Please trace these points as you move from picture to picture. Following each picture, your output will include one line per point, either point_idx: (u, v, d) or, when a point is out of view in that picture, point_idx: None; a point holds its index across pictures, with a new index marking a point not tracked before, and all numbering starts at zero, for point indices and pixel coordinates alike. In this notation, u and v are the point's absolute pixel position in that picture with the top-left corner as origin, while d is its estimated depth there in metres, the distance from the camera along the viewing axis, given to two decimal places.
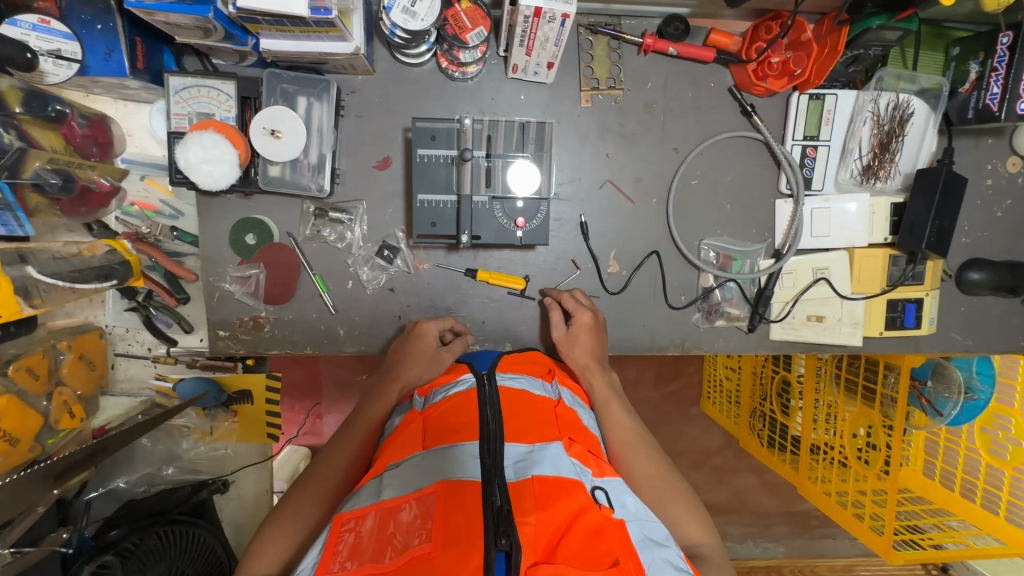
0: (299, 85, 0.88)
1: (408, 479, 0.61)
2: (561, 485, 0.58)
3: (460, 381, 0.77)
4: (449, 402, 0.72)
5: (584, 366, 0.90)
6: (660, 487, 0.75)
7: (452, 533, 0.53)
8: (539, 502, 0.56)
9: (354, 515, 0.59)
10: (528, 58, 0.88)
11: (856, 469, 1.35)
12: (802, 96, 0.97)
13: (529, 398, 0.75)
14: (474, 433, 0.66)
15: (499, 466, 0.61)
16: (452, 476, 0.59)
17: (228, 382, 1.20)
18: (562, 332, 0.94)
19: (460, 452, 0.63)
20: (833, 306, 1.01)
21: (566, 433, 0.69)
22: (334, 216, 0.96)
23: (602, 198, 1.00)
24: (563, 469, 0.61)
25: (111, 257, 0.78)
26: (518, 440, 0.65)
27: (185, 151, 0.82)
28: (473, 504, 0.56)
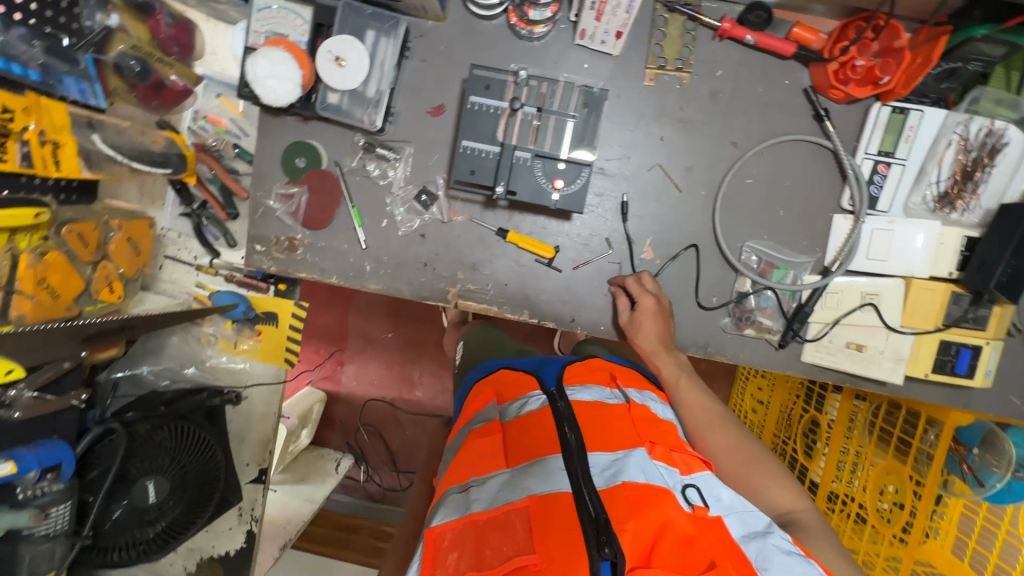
0: (368, 19, 0.90)
1: (496, 492, 0.69)
2: (651, 492, 0.64)
3: (532, 399, 0.81)
4: (527, 421, 0.77)
5: (651, 350, 0.95)
6: (741, 457, 0.84)
7: (554, 544, 0.61)
8: (632, 508, 0.63)
9: (448, 526, 0.67)
10: (597, 23, 0.88)
11: (873, 526, 1.25)
12: (884, 107, 0.90)
13: (602, 408, 0.78)
14: (555, 447, 0.71)
15: (587, 477, 0.67)
16: (541, 491, 0.66)
17: (256, 302, 1.25)
18: (626, 318, 0.95)
19: (545, 467, 0.69)
20: (876, 337, 0.94)
21: (645, 436, 0.74)
22: (381, 152, 0.98)
23: (650, 181, 0.97)
24: (649, 475, 0.67)
25: (171, 148, 0.83)
26: (599, 449, 0.71)
27: (254, 65, 0.86)
28: (573, 516, 0.62)
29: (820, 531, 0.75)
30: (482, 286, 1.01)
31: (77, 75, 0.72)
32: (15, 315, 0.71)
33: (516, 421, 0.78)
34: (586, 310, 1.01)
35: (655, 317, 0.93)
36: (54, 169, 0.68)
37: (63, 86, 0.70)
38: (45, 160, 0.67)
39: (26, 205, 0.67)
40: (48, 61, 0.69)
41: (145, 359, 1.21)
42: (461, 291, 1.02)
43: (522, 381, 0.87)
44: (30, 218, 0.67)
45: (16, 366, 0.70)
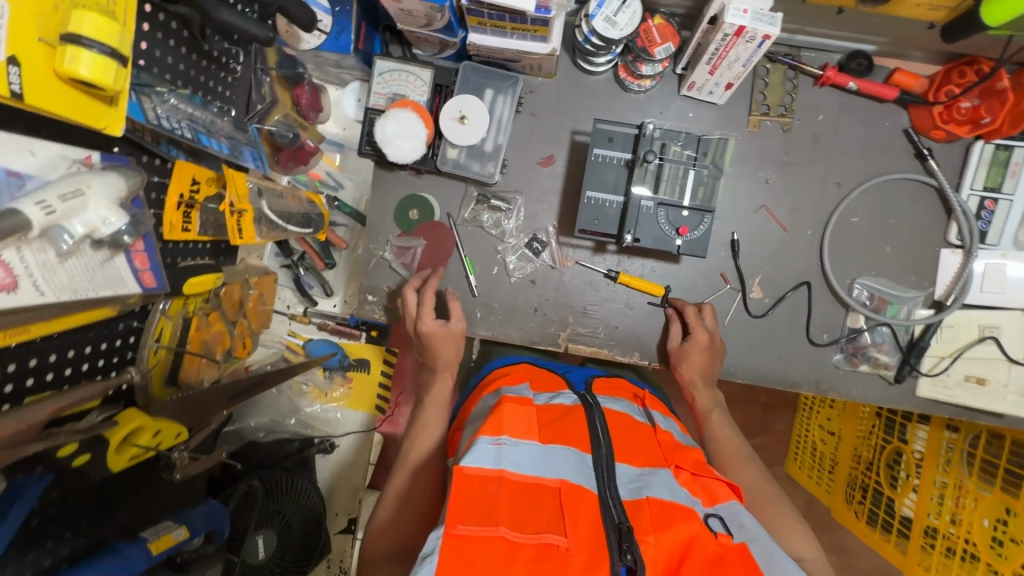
0: (487, 78, 0.95)
1: (524, 460, 0.66)
2: (674, 509, 0.63)
3: (565, 398, 0.82)
4: (556, 410, 0.78)
5: (690, 380, 0.96)
6: (760, 492, 0.84)
7: (580, 534, 0.59)
8: (655, 522, 0.61)
9: (475, 475, 0.62)
10: (710, 76, 0.91)
11: (985, 562, 1.23)
12: (987, 145, 0.94)
13: (629, 422, 0.81)
14: (586, 445, 0.71)
15: (612, 483, 0.67)
16: (575, 479, 0.65)
17: (351, 349, 1.29)
18: (676, 345, 0.97)
19: (573, 457, 0.68)
20: (998, 370, 0.94)
21: (671, 460, 0.73)
22: (495, 203, 1.01)
23: (756, 222, 1.00)
24: (675, 495, 0.66)
25: (308, 206, 0.94)
26: (627, 461, 0.72)
27: (384, 126, 0.91)
28: (597, 517, 0.62)
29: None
30: (593, 330, 1.02)
31: (251, 146, 0.83)
32: (185, 373, 0.78)
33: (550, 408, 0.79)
34: None
35: (702, 351, 0.95)
36: (240, 235, 0.79)
37: (243, 158, 0.81)
38: (235, 226, 0.78)
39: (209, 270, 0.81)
40: (235, 135, 0.79)
41: (250, 412, 1.21)
42: (572, 335, 1.02)
43: (553, 382, 0.91)
44: (211, 283, 0.80)
45: (182, 429, 0.76)
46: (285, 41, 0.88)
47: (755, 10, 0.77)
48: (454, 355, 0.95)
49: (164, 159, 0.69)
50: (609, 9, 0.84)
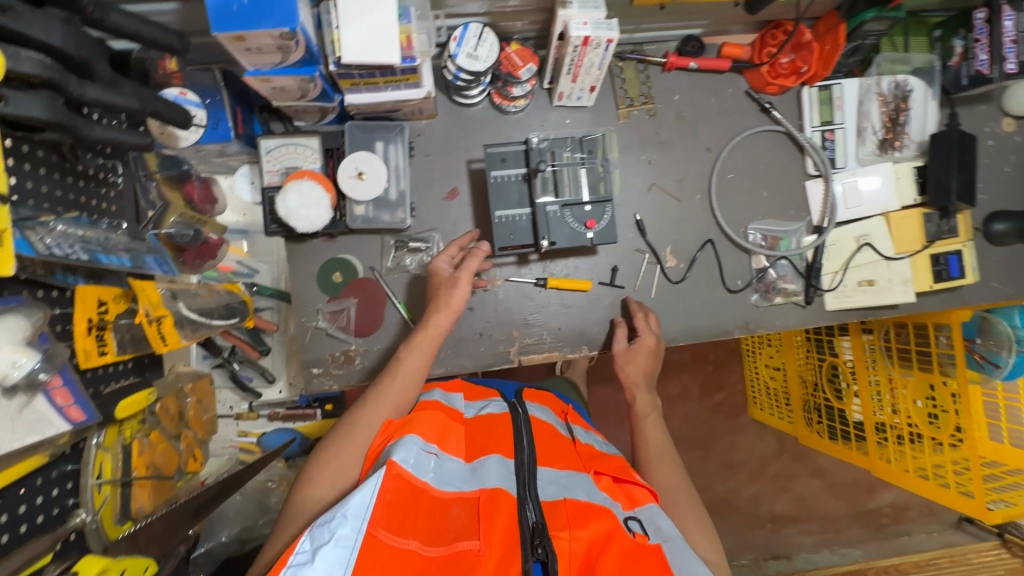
0: (374, 132, 0.99)
1: (450, 476, 0.76)
2: (590, 509, 0.74)
3: (496, 406, 0.93)
4: (487, 420, 0.89)
5: (633, 381, 1.03)
6: (676, 493, 0.91)
7: (497, 533, 0.69)
8: (571, 520, 0.72)
9: (406, 479, 0.71)
10: (574, 84, 1.00)
11: (927, 435, 1.38)
12: (812, 88, 1.09)
13: (553, 432, 0.90)
14: (509, 452, 0.81)
15: (534, 487, 0.76)
16: (494, 484, 0.75)
17: (310, 431, 1.23)
18: (623, 347, 1.03)
19: (495, 463, 0.79)
20: (881, 269, 1.08)
21: (592, 467, 0.84)
22: (414, 245, 1.03)
23: (652, 199, 1.10)
24: (591, 497, 0.76)
25: (229, 296, 0.95)
26: (548, 465, 0.82)
27: (285, 200, 0.91)
28: (513, 520, 0.71)
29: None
30: (539, 337, 1.07)
31: (154, 253, 0.80)
32: (138, 504, 0.77)
33: (481, 420, 0.89)
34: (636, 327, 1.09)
35: (642, 354, 1.01)
36: (162, 343, 0.76)
37: (148, 266, 0.78)
38: (155, 336, 0.75)
39: (138, 390, 0.79)
40: (133, 246, 0.77)
41: (218, 529, 1.11)
42: (522, 347, 1.07)
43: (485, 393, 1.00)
44: (145, 400, 0.78)
45: (150, 561, 0.69)
46: (163, 144, 0.86)
47: (594, 21, 0.87)
48: (451, 312, 0.91)
49: (62, 289, 0.68)
50: (468, 46, 0.91)
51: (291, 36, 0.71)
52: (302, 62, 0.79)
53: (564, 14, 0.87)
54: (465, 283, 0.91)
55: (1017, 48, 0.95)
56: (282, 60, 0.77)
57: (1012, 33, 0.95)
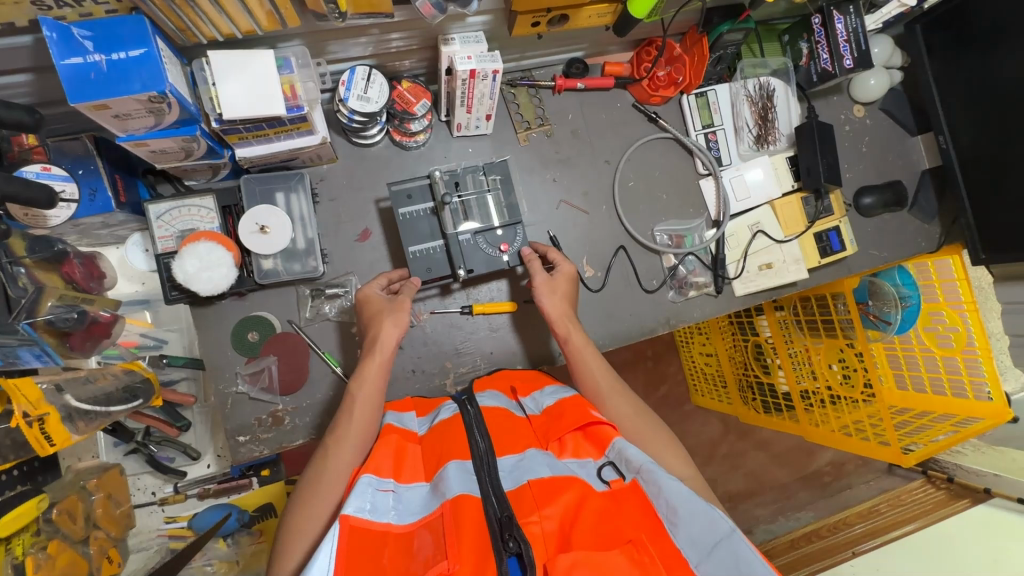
0: (272, 183, 0.96)
1: (412, 505, 0.71)
2: (557, 480, 0.70)
3: (447, 408, 0.85)
4: (439, 428, 0.81)
5: (561, 317, 0.94)
6: (638, 425, 0.87)
7: (466, 543, 0.61)
8: (539, 501, 0.67)
9: (361, 524, 0.65)
10: (469, 115, 1.03)
11: (844, 395, 1.49)
12: (690, 96, 1.19)
13: (506, 416, 0.84)
14: (465, 453, 0.74)
15: (498, 480, 0.70)
16: (455, 492, 0.67)
17: (247, 501, 1.15)
18: (543, 278, 0.96)
19: (453, 469, 0.71)
20: (776, 252, 1.17)
21: (551, 436, 0.80)
22: (331, 291, 1.01)
23: (562, 215, 1.14)
24: (556, 469, 0.73)
25: (130, 376, 0.88)
26: (507, 453, 0.76)
27: (182, 265, 0.86)
28: (481, 517, 0.65)
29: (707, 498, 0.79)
30: (472, 364, 1.07)
31: (28, 345, 0.74)
32: None
33: (433, 431, 0.82)
34: None
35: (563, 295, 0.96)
36: (48, 444, 0.71)
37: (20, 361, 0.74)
38: (38, 438, 0.70)
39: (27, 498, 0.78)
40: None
41: None
42: (457, 378, 1.06)
43: (436, 398, 0.93)
44: (32, 508, 0.77)
45: None
46: (32, 223, 0.81)
47: (478, 55, 0.89)
48: (396, 334, 0.88)
49: None
50: (357, 89, 0.92)
51: (161, 99, 0.68)
52: (180, 122, 0.75)
53: (448, 51, 0.89)
54: (406, 303, 0.90)
55: (850, 46, 1.08)
56: (157, 122, 0.73)
57: (845, 34, 1.08)
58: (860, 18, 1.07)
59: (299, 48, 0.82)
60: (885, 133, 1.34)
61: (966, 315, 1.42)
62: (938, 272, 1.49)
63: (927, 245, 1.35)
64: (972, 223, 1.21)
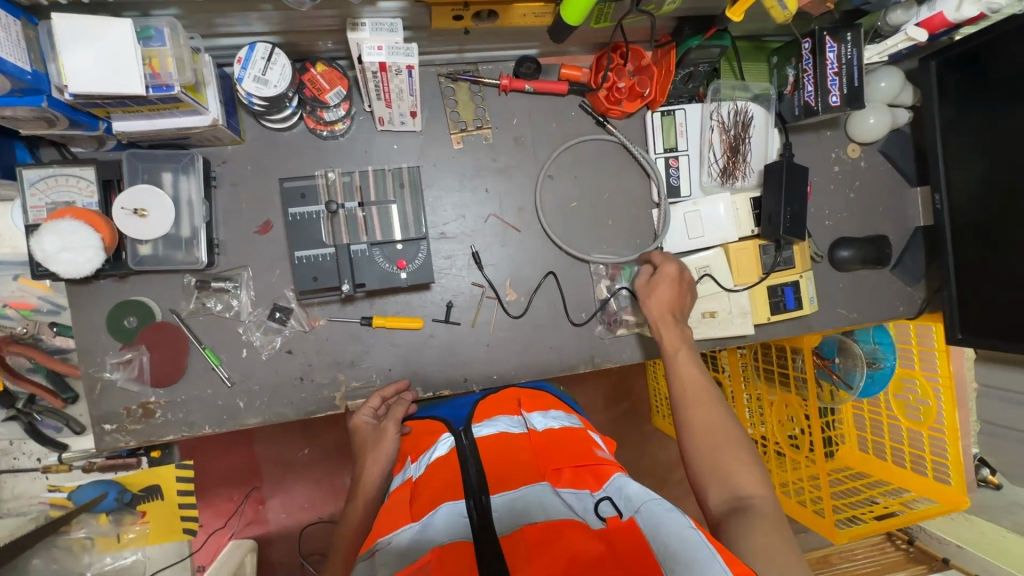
0: (159, 161, 0.88)
1: (399, 552, 0.62)
2: (553, 527, 0.61)
3: (441, 442, 0.80)
4: (433, 467, 0.75)
5: (659, 317, 0.99)
6: (713, 433, 0.84)
7: None
8: (531, 551, 0.59)
9: None
10: (390, 109, 0.92)
11: (789, 456, 1.39)
12: (655, 113, 1.06)
13: (504, 444, 0.79)
14: (460, 492, 0.69)
15: (490, 516, 0.64)
16: (444, 541, 0.62)
17: (132, 481, 1.11)
18: (645, 280, 1.02)
19: (446, 512, 0.66)
20: (722, 301, 1.05)
21: (548, 467, 0.73)
22: (218, 285, 0.94)
23: (490, 230, 1.04)
24: (549, 509, 0.65)
25: None
26: (501, 490, 0.69)
27: (40, 242, 0.79)
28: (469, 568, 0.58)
29: (776, 517, 0.72)
30: (367, 379, 1.00)
31: None
32: None
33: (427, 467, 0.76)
34: (474, 365, 1.03)
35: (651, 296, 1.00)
36: None
37: None
38: None
39: None
40: None
41: None
42: (348, 392, 0.99)
43: (432, 431, 0.86)
44: None
45: None
46: None
47: (388, 45, 0.77)
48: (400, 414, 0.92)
49: None
50: (254, 69, 0.81)
51: None
52: (24, 91, 0.67)
53: (355, 37, 0.78)
54: (388, 433, 0.90)
55: (840, 80, 0.94)
56: None
57: (836, 64, 0.94)
58: (857, 49, 0.92)
59: (174, 18, 0.73)
60: (879, 181, 1.19)
61: (939, 390, 1.30)
62: (917, 338, 1.34)
63: (906, 309, 1.21)
64: (954, 296, 1.07)
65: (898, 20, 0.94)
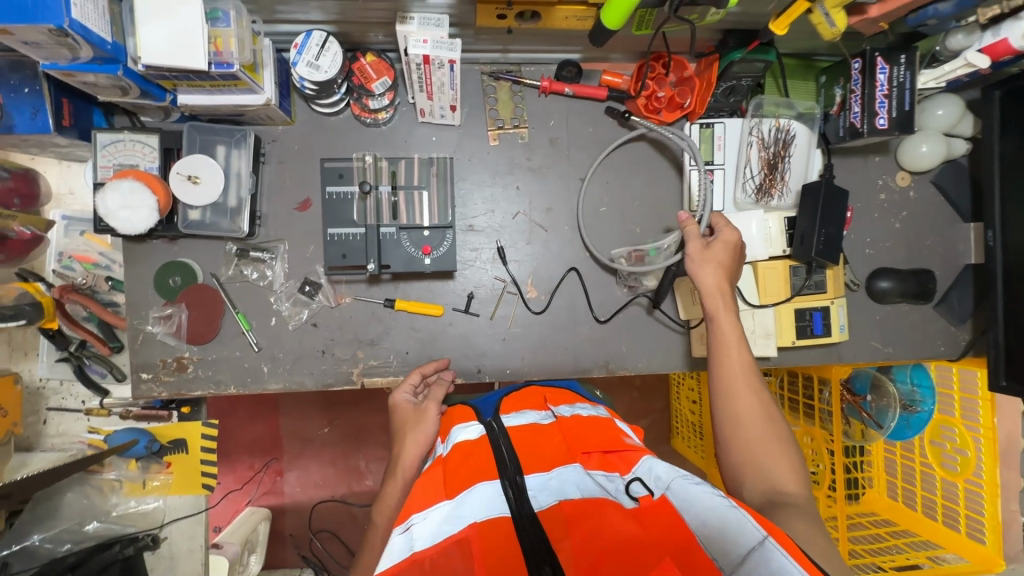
0: (214, 135, 0.94)
1: (436, 528, 0.60)
2: (588, 505, 0.62)
3: (471, 429, 0.76)
4: (463, 447, 0.72)
5: (714, 288, 0.90)
6: (753, 423, 0.81)
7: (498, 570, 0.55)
8: (569, 524, 0.60)
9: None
10: (432, 102, 0.95)
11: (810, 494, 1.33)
12: (694, 125, 1.05)
13: (533, 432, 0.76)
14: (493, 472, 0.66)
15: (526, 498, 0.63)
16: (483, 516, 0.60)
17: (162, 432, 1.18)
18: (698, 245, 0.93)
19: (482, 491, 0.63)
20: (746, 319, 1.03)
21: (578, 449, 0.73)
22: (256, 255, 1.00)
23: (517, 227, 1.06)
24: (585, 489, 0.65)
25: (23, 299, 1.02)
26: (535, 470, 0.68)
27: (103, 199, 0.87)
28: (513, 539, 0.59)
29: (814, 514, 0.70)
30: (385, 359, 1.03)
31: None
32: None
33: (453, 450, 0.72)
34: (488, 358, 1.05)
35: (703, 260, 0.91)
36: None
37: None
38: None
39: None
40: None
41: (34, 526, 1.15)
42: (365, 369, 1.03)
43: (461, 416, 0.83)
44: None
45: None
46: None
47: (434, 39, 0.81)
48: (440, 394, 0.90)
49: None
50: (308, 54, 0.87)
51: (64, 34, 0.67)
52: (103, 60, 0.75)
53: (402, 30, 0.81)
54: (430, 414, 0.86)
55: (889, 103, 0.91)
56: (74, 56, 0.73)
57: (886, 86, 0.91)
58: (910, 72, 0.90)
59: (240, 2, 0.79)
60: (929, 213, 1.14)
61: (981, 441, 1.22)
62: (961, 385, 1.27)
63: (947, 350, 1.14)
64: (1000, 342, 1.01)
65: (958, 45, 0.91)
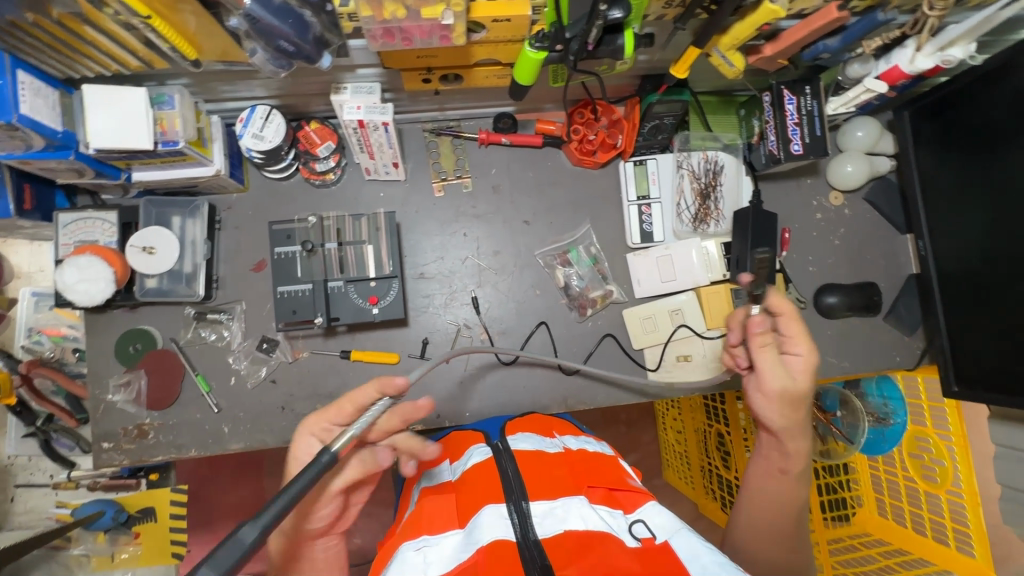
0: (169, 207, 1.00)
1: (449, 556, 0.66)
2: (591, 537, 0.65)
3: (480, 451, 0.82)
4: (472, 473, 0.77)
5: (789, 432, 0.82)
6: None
7: None
8: (575, 553, 0.63)
9: None
10: (374, 161, 1.00)
11: None
12: (628, 162, 1.10)
13: (541, 458, 0.79)
14: (500, 495, 0.71)
15: (530, 523, 0.68)
16: (489, 538, 0.65)
17: (130, 501, 1.17)
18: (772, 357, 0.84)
19: (490, 514, 0.68)
20: (696, 345, 1.07)
21: (583, 481, 0.75)
22: (212, 317, 1.03)
23: (467, 270, 1.10)
24: (589, 521, 0.68)
25: None
26: (541, 496, 0.71)
27: (61, 274, 0.91)
28: (516, 561, 0.63)
29: None
30: None
31: None
32: None
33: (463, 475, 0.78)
34: (448, 402, 1.06)
35: (780, 401, 0.82)
36: None
37: None
38: None
39: None
40: None
41: None
42: None
43: (471, 440, 0.89)
44: None
45: None
46: None
47: (366, 105, 0.86)
48: None
49: None
50: (253, 127, 0.93)
51: (14, 127, 0.72)
52: (55, 147, 0.80)
53: (338, 98, 0.86)
54: None
55: (801, 130, 0.97)
56: (27, 145, 0.78)
57: (796, 115, 0.97)
58: (816, 101, 0.96)
59: (183, 86, 0.85)
60: (866, 228, 1.18)
61: (954, 449, 1.22)
62: (927, 393, 1.28)
63: (903, 359, 1.16)
64: (946, 346, 1.03)
65: (858, 73, 0.97)
